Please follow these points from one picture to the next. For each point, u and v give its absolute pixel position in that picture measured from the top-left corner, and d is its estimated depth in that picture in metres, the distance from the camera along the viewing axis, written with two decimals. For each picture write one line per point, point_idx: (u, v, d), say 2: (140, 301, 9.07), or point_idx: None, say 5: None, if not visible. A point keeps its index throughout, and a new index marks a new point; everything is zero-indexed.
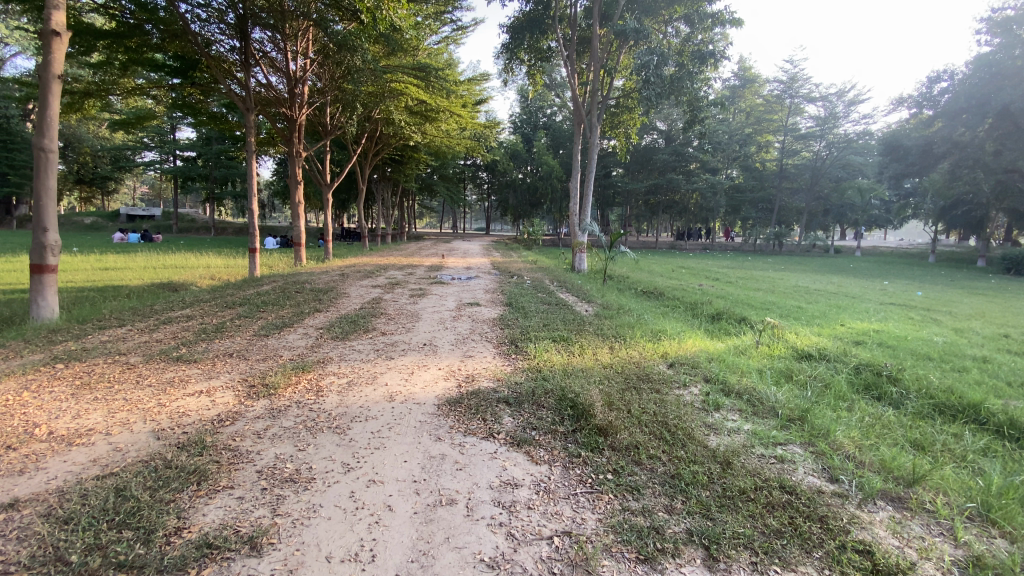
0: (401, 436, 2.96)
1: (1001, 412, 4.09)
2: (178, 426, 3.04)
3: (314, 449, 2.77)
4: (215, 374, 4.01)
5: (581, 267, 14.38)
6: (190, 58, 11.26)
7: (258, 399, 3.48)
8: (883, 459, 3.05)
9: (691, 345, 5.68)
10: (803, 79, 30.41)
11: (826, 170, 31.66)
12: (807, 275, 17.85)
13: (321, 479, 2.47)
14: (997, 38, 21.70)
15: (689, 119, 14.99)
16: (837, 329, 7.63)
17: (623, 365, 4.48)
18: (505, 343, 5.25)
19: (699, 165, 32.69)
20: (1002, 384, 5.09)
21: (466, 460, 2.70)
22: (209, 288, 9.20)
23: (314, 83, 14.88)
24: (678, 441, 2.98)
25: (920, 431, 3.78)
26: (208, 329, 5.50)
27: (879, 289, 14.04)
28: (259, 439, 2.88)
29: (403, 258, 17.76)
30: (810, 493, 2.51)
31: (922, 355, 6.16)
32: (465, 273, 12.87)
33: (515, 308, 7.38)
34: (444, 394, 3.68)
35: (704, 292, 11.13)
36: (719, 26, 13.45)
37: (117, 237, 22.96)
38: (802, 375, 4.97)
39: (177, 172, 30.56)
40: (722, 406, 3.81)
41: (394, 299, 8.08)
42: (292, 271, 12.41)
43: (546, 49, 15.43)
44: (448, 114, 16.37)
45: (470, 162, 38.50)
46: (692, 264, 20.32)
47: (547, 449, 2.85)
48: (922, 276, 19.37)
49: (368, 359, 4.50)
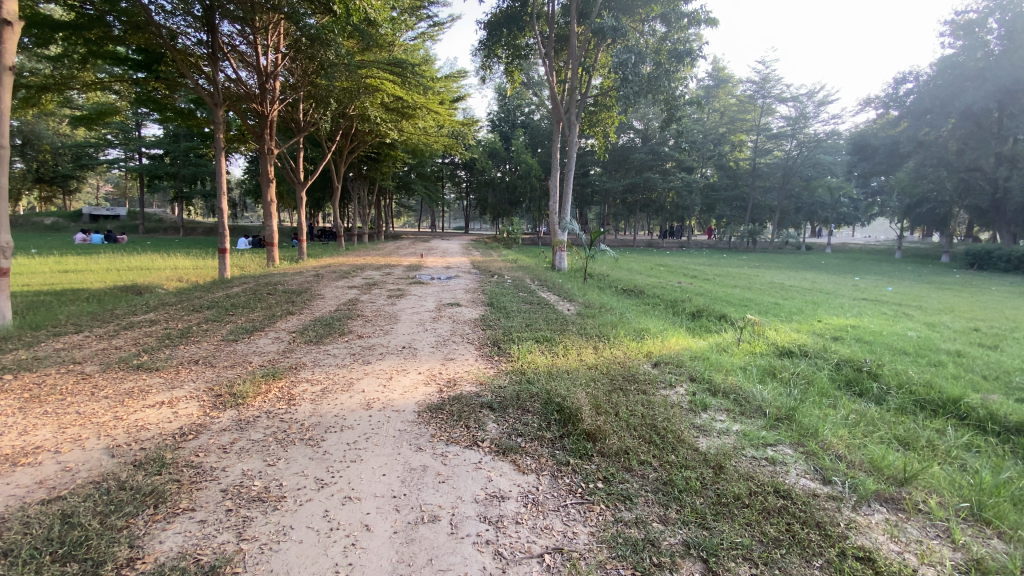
0: (379, 447, 2.79)
1: (980, 407, 4.13)
2: (138, 442, 2.81)
3: (284, 464, 2.59)
4: (179, 384, 3.75)
5: (562, 266, 14.30)
6: (154, 51, 10.78)
7: (225, 410, 3.26)
8: (872, 458, 3.02)
9: (674, 343, 5.63)
10: (774, 79, 31.05)
11: (798, 169, 32.31)
12: (782, 272, 18.14)
13: (292, 497, 2.29)
14: (959, 41, 22.40)
15: (667, 118, 15.05)
16: (816, 325, 7.72)
17: (608, 365, 4.39)
18: (488, 345, 5.11)
19: (675, 164, 33.03)
20: (978, 377, 5.17)
21: (450, 472, 2.54)
22: (175, 291, 8.78)
23: (287, 79, 14.44)
24: (669, 445, 2.88)
25: (904, 427, 3.78)
26: (172, 334, 5.19)
27: (852, 285, 14.34)
28: (225, 454, 2.68)
29: (380, 258, 17.44)
30: (806, 497, 2.43)
31: (898, 350, 6.26)
32: (445, 273, 12.63)
33: (496, 308, 7.26)
34: (425, 400, 3.51)
35: (683, 289, 11.17)
36: (695, 25, 13.54)
37: (78, 237, 21.97)
38: (786, 372, 4.95)
39: (143, 170, 29.47)
40: (710, 406, 3.73)
41: (371, 301, 7.86)
42: (265, 273, 12.01)
43: (523, 46, 15.28)
44: (425, 111, 16.12)
45: (447, 160, 38.14)
46: (671, 262, 20.46)
47: (534, 457, 2.72)
48: (891, 271, 19.95)
49: (344, 365, 4.29)
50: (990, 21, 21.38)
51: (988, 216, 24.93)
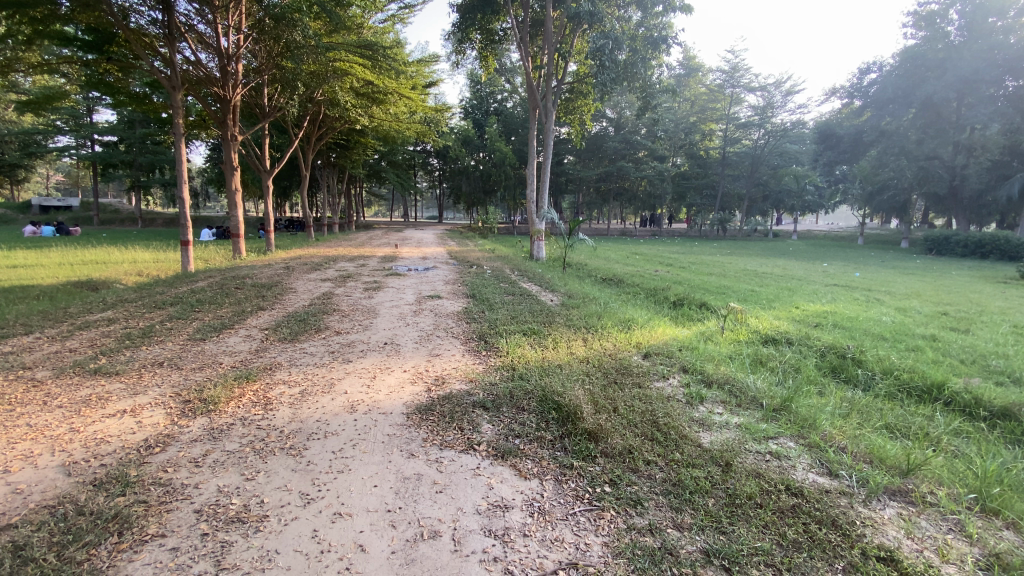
0: (368, 455, 2.59)
1: (965, 392, 4.20)
2: (97, 458, 2.53)
3: (265, 477, 2.37)
4: (143, 389, 3.44)
5: (540, 255, 14.08)
6: (105, 30, 10.06)
7: (194, 418, 2.99)
8: (873, 448, 3.00)
9: (662, 333, 5.53)
10: (743, 69, 31.42)
11: (765, 158, 32.95)
12: (755, 259, 18.45)
13: (276, 516, 2.08)
14: (922, 31, 23.05)
15: (642, 106, 14.99)
16: (794, 311, 7.80)
17: (599, 359, 4.25)
18: (473, 339, 4.92)
19: (648, 153, 33.16)
20: (957, 362, 5.30)
21: (446, 480, 2.37)
22: (135, 286, 8.23)
23: (250, 62, 13.75)
24: (673, 443, 2.76)
25: (893, 413, 3.82)
26: (133, 334, 4.82)
27: (821, 271, 14.71)
28: (198, 468, 2.44)
29: (353, 249, 17.02)
30: (819, 494, 2.36)
31: (877, 335, 6.36)
32: (421, 264, 12.34)
33: (478, 300, 7.07)
34: (413, 401, 3.31)
35: (661, 278, 11.17)
36: (670, 11, 13.42)
37: (26, 230, 20.62)
38: (774, 361, 4.92)
39: (96, 158, 27.91)
40: (706, 398, 3.64)
41: (347, 294, 7.55)
42: (231, 266, 11.46)
43: (497, 31, 14.96)
44: (397, 97, 15.66)
45: (419, 148, 37.41)
46: (646, 251, 20.59)
47: (534, 460, 2.57)
48: (855, 257, 20.59)
49: (323, 364, 4.03)
50: (951, 12, 22.07)
51: (945, 202, 25.96)
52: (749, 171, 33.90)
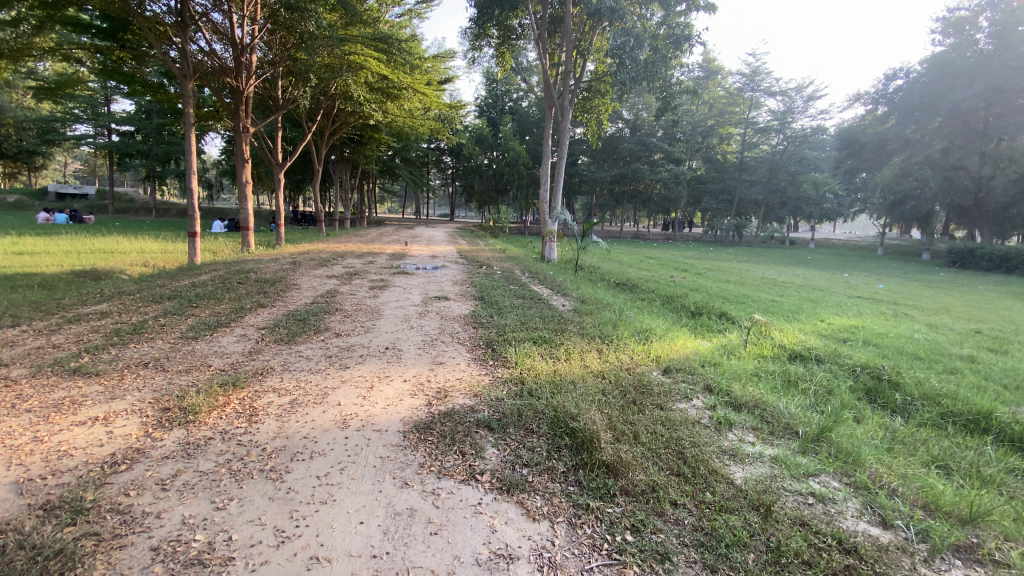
0: (356, 483, 2.29)
1: (1013, 422, 3.84)
2: (56, 476, 2.26)
3: (237, 507, 2.08)
4: (121, 394, 3.18)
5: (551, 257, 13.73)
6: (121, 17, 9.93)
7: (170, 430, 2.71)
8: (928, 491, 2.62)
9: (682, 346, 5.17)
10: (764, 73, 30.82)
11: (784, 164, 32.28)
12: (773, 267, 17.86)
13: (243, 559, 1.79)
14: (950, 38, 22.55)
15: (661, 106, 14.48)
16: (819, 325, 7.39)
17: (615, 374, 3.93)
18: (480, 347, 4.62)
19: (664, 156, 32.56)
20: (1001, 387, 4.89)
21: (443, 519, 2.06)
22: (137, 278, 8.03)
23: (265, 54, 13.58)
24: (703, 481, 2.43)
25: (940, 446, 3.43)
26: (122, 330, 4.57)
27: (843, 282, 14.15)
28: (164, 493, 2.16)
29: (362, 244, 16.72)
30: (875, 552, 2.01)
31: (910, 354, 5.96)
32: (430, 262, 12.09)
33: (486, 303, 6.76)
34: (412, 417, 3.00)
35: (678, 284, 10.76)
36: (694, 10, 12.94)
37: (41, 217, 20.70)
38: (805, 382, 4.54)
39: (113, 148, 28.12)
40: (735, 424, 3.29)
41: (351, 293, 7.27)
42: (238, 259, 11.31)
43: (514, 27, 14.56)
44: (412, 92, 15.44)
45: (433, 145, 37.18)
46: (661, 255, 20.12)
47: (544, 498, 2.25)
48: (876, 268, 19.93)
49: (318, 370, 3.75)
50: (981, 19, 21.50)
51: (970, 214, 25.12)
52: (766, 176, 33.22)
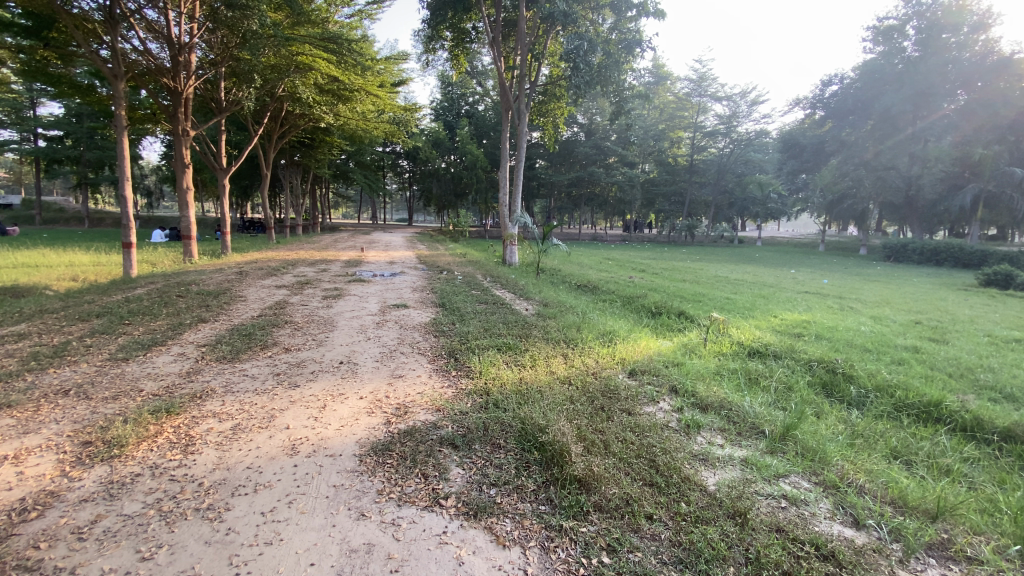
0: (307, 517, 2.07)
1: (963, 410, 3.99)
2: None
3: (169, 555, 1.83)
4: (34, 428, 2.80)
5: (512, 260, 13.64)
6: (45, 15, 9.08)
7: (91, 468, 2.40)
8: (895, 486, 2.63)
9: (645, 347, 5.14)
10: (711, 78, 31.99)
11: (731, 166, 33.57)
12: (725, 265, 18.43)
13: None
14: (881, 46, 24.05)
15: (615, 110, 14.65)
16: (774, 320, 7.58)
17: (581, 380, 3.84)
18: (442, 356, 4.43)
19: (618, 159, 33.12)
20: (946, 376, 5.13)
21: (404, 553, 1.88)
22: (63, 294, 7.34)
23: (206, 54, 12.83)
24: (677, 490, 2.34)
25: (898, 438, 3.51)
26: (40, 354, 4.10)
27: (792, 278, 14.70)
28: (80, 545, 1.87)
29: (314, 252, 16.09)
30: (853, 556, 1.97)
31: (859, 347, 6.19)
32: (386, 269, 11.72)
33: (447, 309, 6.58)
34: (368, 439, 2.79)
35: (637, 285, 10.85)
36: (644, 16, 13.15)
37: None
38: (765, 379, 4.60)
39: (39, 154, 26.13)
40: (703, 427, 3.24)
41: (303, 303, 6.89)
42: (178, 270, 10.59)
43: (467, 30, 14.45)
44: (365, 94, 15.04)
45: (388, 149, 36.47)
46: (618, 256, 20.39)
47: (514, 520, 2.11)
48: (819, 264, 20.90)
49: (264, 391, 3.46)
50: (908, 28, 22.91)
51: (901, 212, 26.81)
52: (715, 178, 34.43)
